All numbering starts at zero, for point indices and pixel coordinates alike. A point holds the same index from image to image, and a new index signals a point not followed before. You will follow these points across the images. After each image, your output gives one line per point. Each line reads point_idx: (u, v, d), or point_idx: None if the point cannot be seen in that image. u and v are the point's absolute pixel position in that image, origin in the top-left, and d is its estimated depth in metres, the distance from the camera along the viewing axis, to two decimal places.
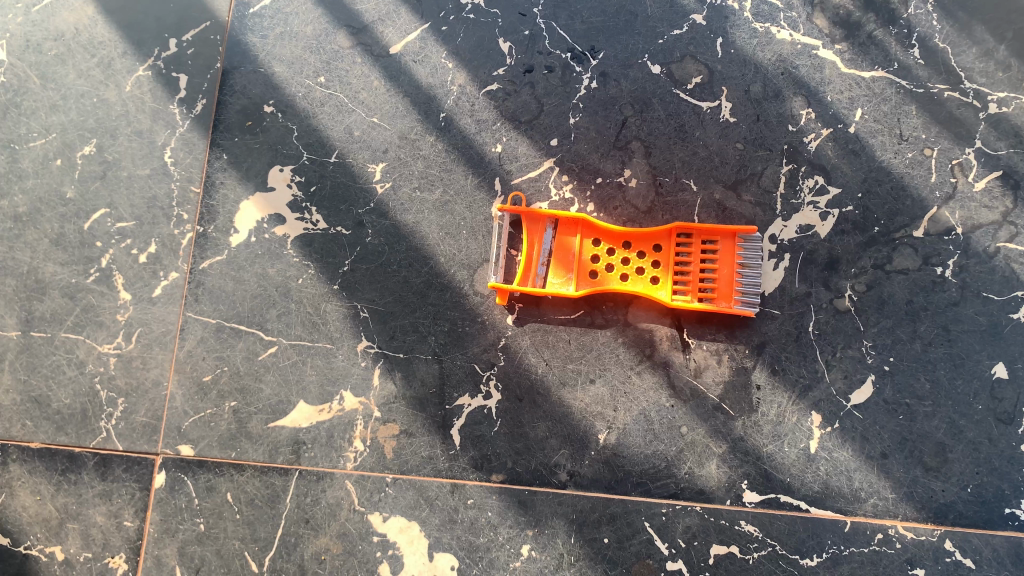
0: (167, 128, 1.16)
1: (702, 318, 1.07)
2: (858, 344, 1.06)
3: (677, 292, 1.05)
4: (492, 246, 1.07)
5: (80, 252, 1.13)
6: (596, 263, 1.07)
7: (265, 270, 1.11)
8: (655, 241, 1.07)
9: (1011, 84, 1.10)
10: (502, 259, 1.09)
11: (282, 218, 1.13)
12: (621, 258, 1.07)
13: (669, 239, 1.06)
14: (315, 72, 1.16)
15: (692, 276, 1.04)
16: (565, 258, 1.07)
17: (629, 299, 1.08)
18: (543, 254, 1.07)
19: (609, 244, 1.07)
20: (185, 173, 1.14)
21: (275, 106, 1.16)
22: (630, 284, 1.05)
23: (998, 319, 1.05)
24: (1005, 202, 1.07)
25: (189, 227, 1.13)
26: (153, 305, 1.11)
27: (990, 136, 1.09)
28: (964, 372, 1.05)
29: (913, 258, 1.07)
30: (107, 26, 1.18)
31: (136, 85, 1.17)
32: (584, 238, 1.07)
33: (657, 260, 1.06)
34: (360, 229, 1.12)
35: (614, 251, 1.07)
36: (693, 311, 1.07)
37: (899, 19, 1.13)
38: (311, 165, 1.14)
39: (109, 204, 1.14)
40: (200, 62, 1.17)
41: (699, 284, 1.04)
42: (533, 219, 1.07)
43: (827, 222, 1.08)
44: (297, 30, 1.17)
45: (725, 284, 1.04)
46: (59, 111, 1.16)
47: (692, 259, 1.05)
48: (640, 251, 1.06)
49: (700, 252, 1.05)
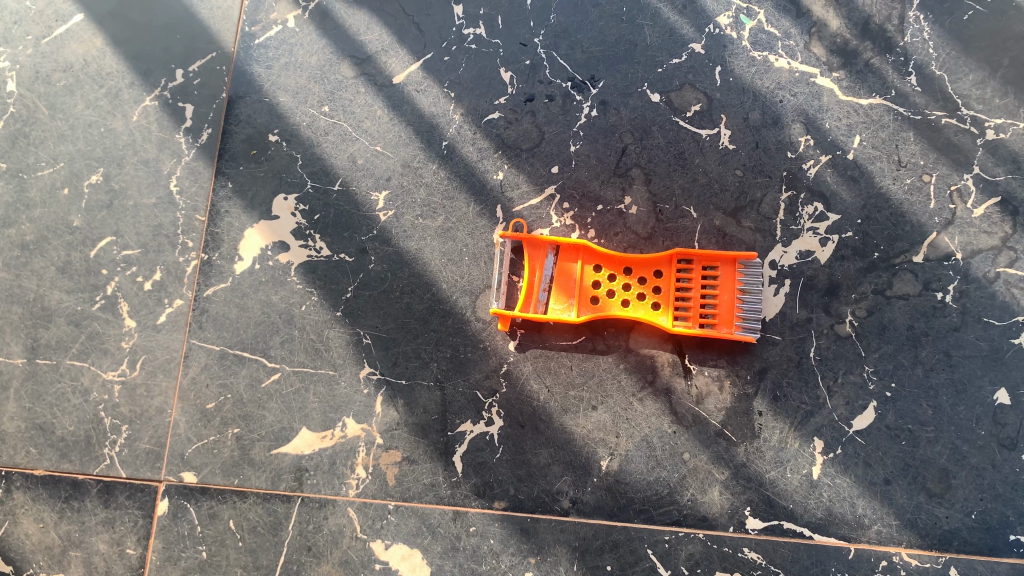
0: (173, 157, 1.17)
1: (703, 344, 1.07)
2: (860, 369, 1.06)
3: (678, 317, 1.06)
4: (494, 272, 1.08)
5: (86, 280, 1.14)
6: (597, 290, 1.07)
7: (269, 297, 1.12)
8: (656, 267, 1.07)
9: (1007, 110, 1.11)
10: (504, 285, 1.09)
11: (285, 245, 1.14)
12: (622, 284, 1.07)
13: (669, 265, 1.06)
14: (319, 102, 1.18)
15: (693, 302, 1.05)
16: (566, 284, 1.08)
17: (630, 325, 1.08)
18: (545, 280, 1.07)
19: (610, 270, 1.08)
20: (191, 201, 1.16)
21: (279, 135, 1.17)
22: (631, 310, 1.06)
23: (1000, 343, 1.06)
24: (1004, 228, 1.08)
25: (194, 255, 1.14)
26: (158, 332, 1.12)
27: (987, 162, 1.10)
28: (966, 398, 1.05)
29: (914, 284, 1.08)
30: (115, 57, 1.20)
31: (143, 115, 1.18)
32: (585, 265, 1.08)
33: (657, 287, 1.07)
34: (363, 256, 1.13)
35: (615, 277, 1.07)
36: (694, 337, 1.07)
37: (896, 47, 1.14)
38: (314, 193, 1.15)
39: (115, 233, 1.15)
40: (206, 92, 1.18)
41: (700, 310, 1.05)
42: (535, 245, 1.08)
43: (827, 248, 1.09)
44: (301, 61, 1.19)
45: (726, 309, 1.04)
46: (67, 141, 1.18)
47: (693, 286, 1.05)
48: (640, 277, 1.07)
49: (700, 278, 1.06)
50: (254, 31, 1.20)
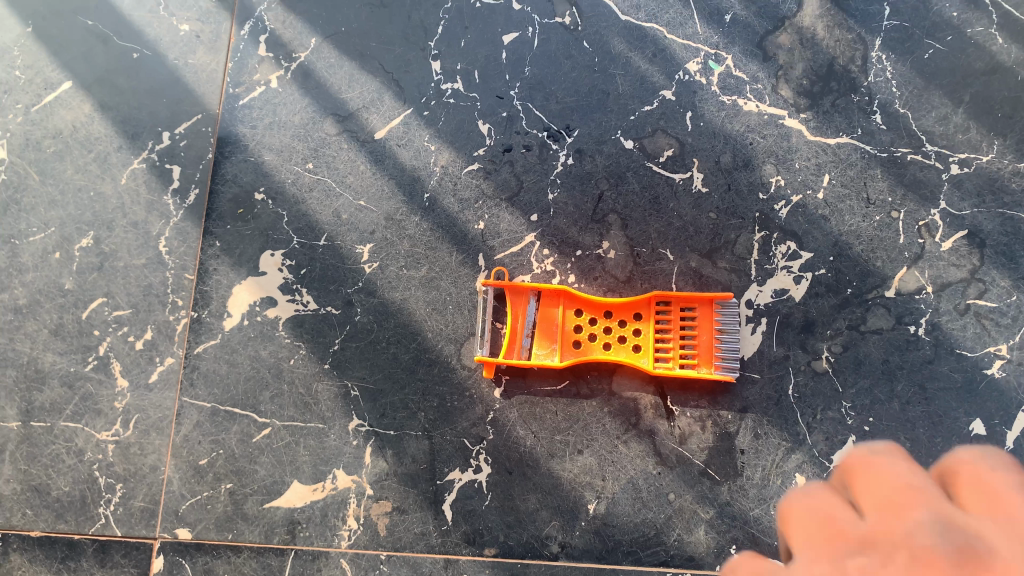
0: (161, 218, 1.20)
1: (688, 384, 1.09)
2: (838, 405, 1.09)
3: (659, 358, 1.08)
4: (478, 320, 1.11)
5: (79, 341, 1.16)
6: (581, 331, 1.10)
7: (257, 352, 1.14)
8: (635, 309, 1.10)
9: (970, 145, 1.14)
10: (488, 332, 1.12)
11: (273, 300, 1.16)
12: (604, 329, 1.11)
13: (648, 307, 1.09)
14: (303, 159, 1.21)
15: (673, 343, 1.08)
16: (549, 329, 1.10)
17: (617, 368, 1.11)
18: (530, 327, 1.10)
19: (591, 314, 1.10)
20: (179, 261, 1.18)
21: (265, 194, 1.20)
22: (613, 353, 1.08)
23: (974, 375, 1.09)
24: (973, 260, 1.11)
25: (184, 313, 1.16)
26: (150, 391, 1.14)
27: (954, 196, 1.13)
28: (943, 429, 1.07)
29: (887, 318, 1.11)
30: (103, 122, 1.23)
31: (131, 177, 1.21)
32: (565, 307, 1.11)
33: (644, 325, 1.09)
34: (349, 308, 1.15)
35: (596, 321, 1.10)
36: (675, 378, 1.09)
37: (860, 87, 1.18)
38: (300, 248, 1.18)
39: (106, 294, 1.18)
40: (192, 154, 1.22)
41: (680, 350, 1.07)
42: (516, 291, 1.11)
43: (801, 286, 1.12)
44: (285, 120, 1.23)
45: (705, 349, 1.07)
46: (57, 206, 1.21)
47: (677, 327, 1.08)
48: (621, 320, 1.10)
49: (679, 319, 1.09)
50: (239, 92, 1.24)
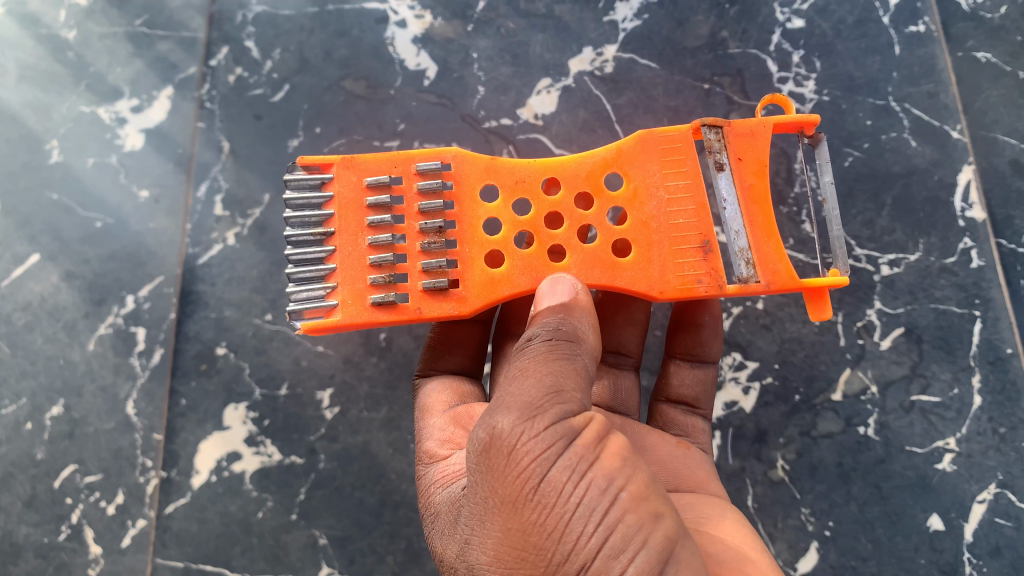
0: (128, 380, 1.23)
1: (639, 195, 0.94)
2: (797, 512, 1.13)
3: (497, 208, 0.95)
4: (484, 287, 0.92)
5: (51, 510, 1.20)
6: (527, 188, 0.95)
7: (226, 507, 1.19)
8: (477, 210, 0.95)
9: (897, 245, 1.19)
10: (487, 279, 0.93)
11: (238, 454, 1.20)
12: (746, 120, 0.94)
13: (478, 206, 0.95)
14: (263, 311, 1.24)
15: (477, 209, 0.95)
16: (472, 229, 0.95)
17: (629, 192, 0.94)
18: (430, 187, 0.94)
19: (483, 212, 0.95)
20: (147, 422, 1.22)
21: (227, 347, 1.24)
22: (501, 209, 0.95)
23: (926, 470, 1.13)
24: (912, 356, 1.16)
25: (154, 473, 1.20)
26: (123, 556, 1.18)
27: (887, 295, 1.17)
28: (902, 528, 1.12)
29: (836, 421, 1.15)
30: (70, 292, 1.27)
31: (98, 343, 1.25)
32: (442, 197, 0.95)
33: (373, 175, 0.95)
34: (313, 456, 1.20)
35: (483, 211, 0.95)
36: (636, 208, 0.94)
37: (788, 199, 1.24)
38: (263, 399, 1.21)
39: (77, 460, 1.21)
40: (156, 315, 1.25)
41: (475, 199, 0.96)
42: (413, 158, 0.96)
43: (750, 396, 1.16)
44: (243, 274, 1.26)
45: (459, 188, 0.96)
46: (29, 376, 1.24)
47: (428, 191, 0.94)
48: (475, 213, 0.95)
49: (468, 211, 0.95)
50: (197, 250, 1.27)
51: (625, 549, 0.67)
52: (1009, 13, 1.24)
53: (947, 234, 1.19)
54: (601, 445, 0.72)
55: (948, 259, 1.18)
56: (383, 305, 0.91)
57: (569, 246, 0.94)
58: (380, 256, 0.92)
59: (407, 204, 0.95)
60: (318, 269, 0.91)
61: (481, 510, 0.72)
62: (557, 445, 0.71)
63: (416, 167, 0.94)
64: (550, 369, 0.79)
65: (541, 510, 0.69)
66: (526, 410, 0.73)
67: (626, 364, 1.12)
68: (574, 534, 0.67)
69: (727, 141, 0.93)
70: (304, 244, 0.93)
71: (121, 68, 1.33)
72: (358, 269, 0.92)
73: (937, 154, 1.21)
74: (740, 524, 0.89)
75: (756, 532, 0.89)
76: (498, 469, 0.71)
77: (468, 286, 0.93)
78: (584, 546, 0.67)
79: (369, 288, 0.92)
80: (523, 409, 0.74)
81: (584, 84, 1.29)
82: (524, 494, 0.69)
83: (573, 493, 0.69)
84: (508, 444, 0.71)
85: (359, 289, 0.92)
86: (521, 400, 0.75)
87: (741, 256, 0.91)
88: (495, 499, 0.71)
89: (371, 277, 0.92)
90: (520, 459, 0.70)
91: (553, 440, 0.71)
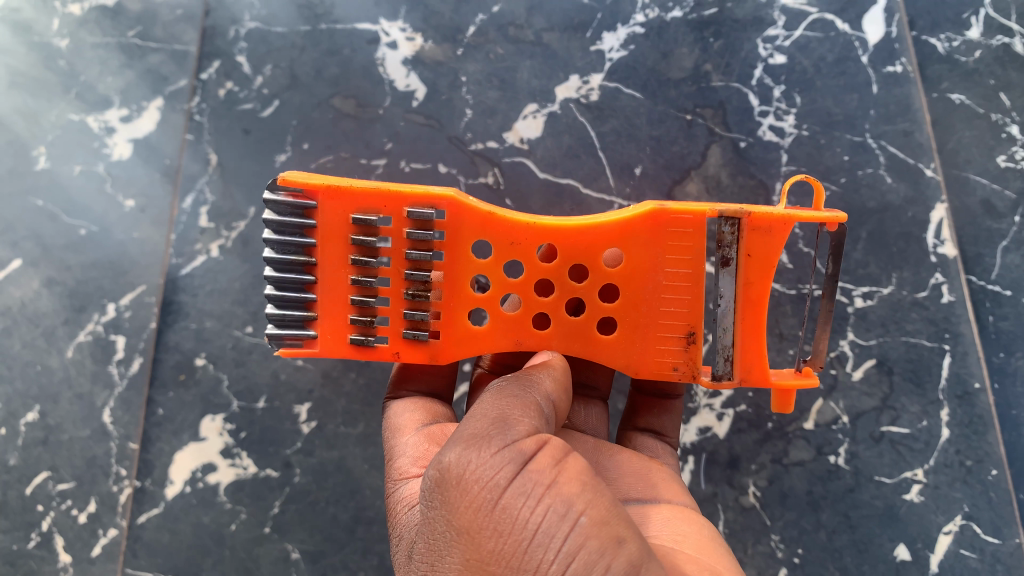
0: (105, 388, 1.23)
1: (636, 276, 0.93)
2: (767, 539, 1.16)
3: (488, 267, 0.94)
4: (463, 348, 0.96)
5: (21, 517, 1.21)
6: (522, 252, 0.93)
7: (200, 519, 1.20)
8: (467, 268, 0.94)
9: (871, 278, 1.21)
10: (466, 340, 0.96)
11: (214, 465, 1.21)
12: (772, 214, 0.88)
13: (469, 264, 0.94)
14: (243, 323, 1.24)
15: (467, 265, 0.94)
16: (460, 285, 0.95)
17: (625, 272, 0.93)
18: (420, 236, 0.91)
19: (473, 270, 0.95)
20: (123, 430, 1.22)
21: (206, 358, 1.24)
22: (491, 271, 0.94)
23: (893, 501, 1.16)
24: (883, 388, 1.18)
25: (127, 482, 1.21)
26: (93, 565, 1.19)
27: (860, 327, 1.20)
28: (868, 556, 1.15)
29: (808, 449, 1.17)
30: (50, 298, 1.27)
31: (77, 350, 1.25)
32: (432, 247, 0.93)
33: (361, 211, 0.91)
34: (289, 470, 1.20)
35: (472, 267, 0.94)
36: (630, 287, 0.93)
37: None
38: (240, 411, 1.21)
39: (51, 467, 1.22)
40: (136, 324, 1.25)
41: (467, 253, 0.94)
42: (406, 198, 0.91)
43: (724, 422, 1.17)
44: (224, 286, 1.26)
45: (453, 240, 0.93)
46: (4, 381, 1.24)
47: (419, 240, 0.93)
48: (464, 271, 0.94)
49: (457, 266, 0.94)
50: (180, 261, 1.27)
51: (586, 570, 0.67)
52: (983, 57, 1.27)
53: (920, 269, 1.21)
54: (556, 468, 0.73)
55: (920, 293, 1.20)
56: (361, 345, 0.96)
57: (553, 315, 0.95)
58: (364, 299, 0.94)
59: (395, 245, 0.93)
60: (300, 299, 0.93)
61: (437, 545, 0.72)
62: (510, 474, 0.72)
63: (405, 211, 0.91)
64: (502, 409, 0.80)
65: (497, 539, 0.69)
66: (476, 442, 0.75)
67: (594, 396, 1.13)
68: (534, 560, 0.67)
69: (741, 236, 0.90)
70: (285, 270, 0.92)
71: (111, 78, 1.34)
72: (340, 305, 0.95)
73: (911, 191, 1.24)
74: (713, 540, 0.88)
75: (728, 551, 0.88)
76: (453, 500, 0.72)
77: (446, 338, 0.96)
78: (545, 573, 0.67)
79: (349, 326, 0.96)
80: (474, 442, 0.75)
81: (570, 111, 1.32)
82: (481, 524, 0.70)
83: (529, 520, 0.69)
84: (462, 476, 0.72)
85: (339, 325, 0.96)
86: (472, 434, 0.76)
87: (724, 355, 0.93)
88: (452, 532, 0.71)
89: (353, 316, 0.95)
90: (476, 490, 0.71)
91: (508, 467, 0.72)
